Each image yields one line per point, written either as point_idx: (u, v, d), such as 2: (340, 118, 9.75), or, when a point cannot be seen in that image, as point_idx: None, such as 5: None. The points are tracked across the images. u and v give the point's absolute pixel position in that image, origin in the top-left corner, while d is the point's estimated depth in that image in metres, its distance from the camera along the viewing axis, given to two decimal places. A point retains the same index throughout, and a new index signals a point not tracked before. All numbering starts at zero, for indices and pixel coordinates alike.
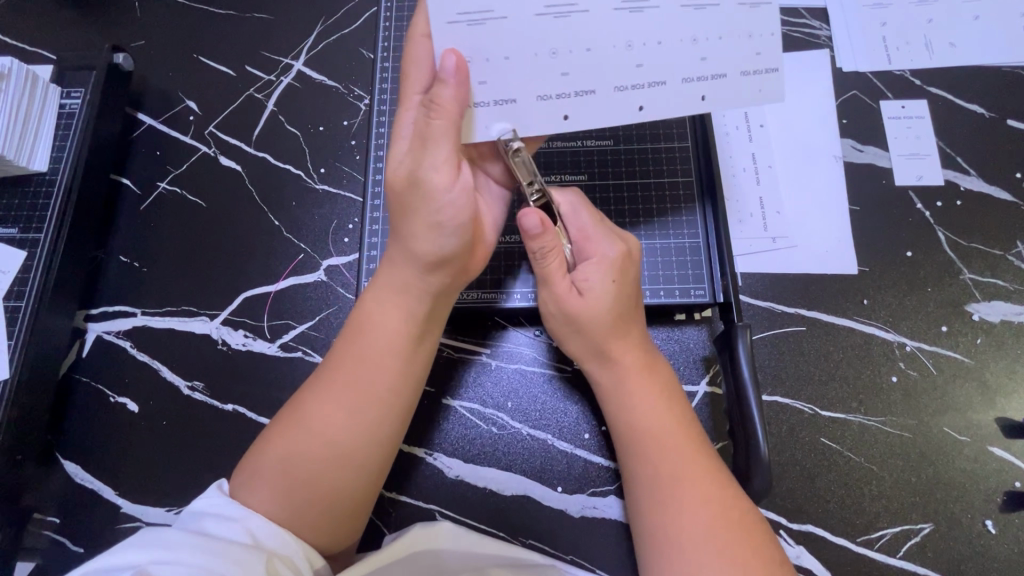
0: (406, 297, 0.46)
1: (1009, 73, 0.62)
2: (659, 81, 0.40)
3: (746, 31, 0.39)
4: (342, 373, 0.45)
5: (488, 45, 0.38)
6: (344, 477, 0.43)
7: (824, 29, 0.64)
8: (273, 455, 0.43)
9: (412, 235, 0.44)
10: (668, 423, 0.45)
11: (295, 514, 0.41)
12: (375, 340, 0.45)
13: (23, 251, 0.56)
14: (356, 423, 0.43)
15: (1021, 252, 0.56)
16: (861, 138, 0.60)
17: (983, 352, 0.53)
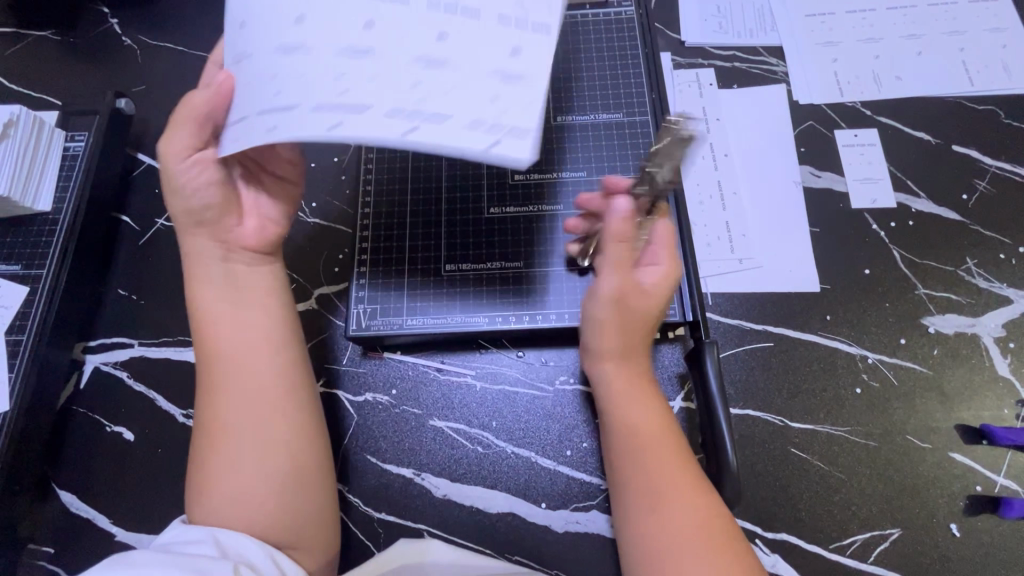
0: (229, 284, 0.50)
1: (952, 102, 0.67)
2: (443, 112, 0.37)
3: (491, 94, 0.38)
4: (222, 375, 0.47)
5: (283, 81, 0.40)
6: (269, 462, 0.45)
7: (781, 65, 0.69)
8: (203, 485, 0.45)
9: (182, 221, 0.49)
10: (653, 429, 0.46)
11: (278, 499, 0.45)
12: (223, 336, 0.48)
13: (26, 286, 0.59)
14: (256, 394, 0.47)
15: (971, 268, 0.60)
16: (818, 165, 0.64)
17: (940, 362, 0.56)
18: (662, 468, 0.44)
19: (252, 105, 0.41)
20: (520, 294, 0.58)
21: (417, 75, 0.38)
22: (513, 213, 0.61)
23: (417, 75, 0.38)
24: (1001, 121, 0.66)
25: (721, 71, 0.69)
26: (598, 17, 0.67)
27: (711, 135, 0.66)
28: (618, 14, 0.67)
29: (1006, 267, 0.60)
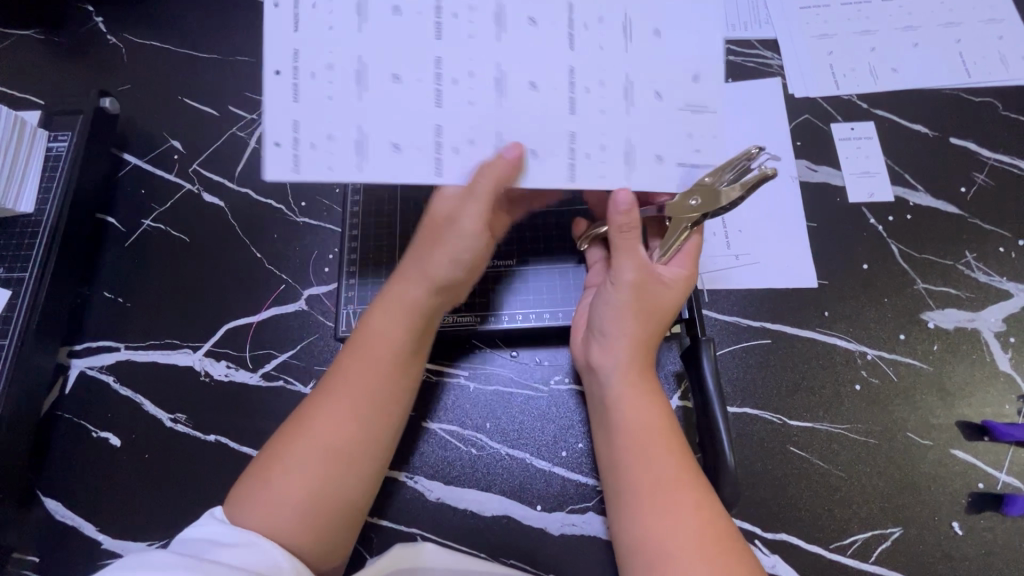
0: (406, 306, 0.48)
1: (949, 94, 0.66)
2: (402, 100, 0.42)
3: (467, 137, 0.42)
4: (349, 388, 0.46)
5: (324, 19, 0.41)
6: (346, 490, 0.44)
7: (776, 59, 0.68)
8: (283, 477, 0.43)
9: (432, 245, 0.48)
10: (652, 427, 0.45)
11: (309, 537, 0.42)
12: (376, 349, 0.47)
13: (7, 289, 0.57)
14: (362, 432, 0.45)
15: (970, 262, 0.59)
16: (815, 159, 0.64)
17: (940, 358, 0.55)
18: (659, 467, 0.43)
19: (298, 86, 0.41)
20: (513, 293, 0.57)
21: (411, 138, 0.42)
22: None
23: (423, 138, 0.42)
24: (999, 113, 0.65)
25: None
26: None
27: None
28: None
29: (1005, 261, 0.59)
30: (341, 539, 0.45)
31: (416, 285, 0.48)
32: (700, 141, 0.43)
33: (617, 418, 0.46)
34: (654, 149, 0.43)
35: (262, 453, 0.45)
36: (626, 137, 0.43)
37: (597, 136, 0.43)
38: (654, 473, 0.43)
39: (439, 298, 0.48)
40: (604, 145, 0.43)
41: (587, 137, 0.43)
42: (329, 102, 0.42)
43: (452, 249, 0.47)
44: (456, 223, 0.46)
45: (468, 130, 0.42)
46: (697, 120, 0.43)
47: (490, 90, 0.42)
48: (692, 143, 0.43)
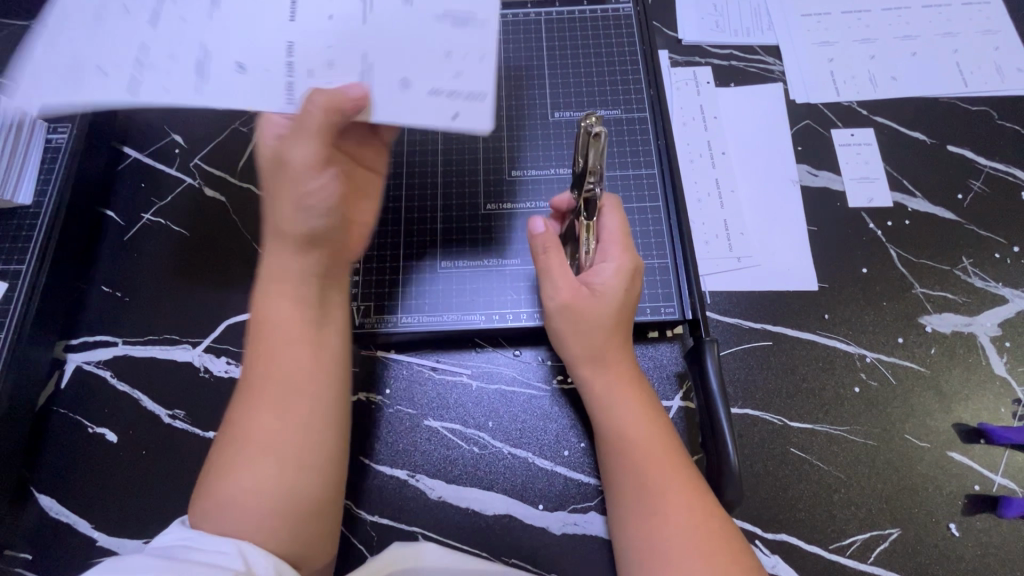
0: (295, 282, 0.47)
1: (947, 103, 0.67)
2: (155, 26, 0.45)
3: (195, 61, 0.44)
4: (263, 380, 0.45)
5: None
6: (293, 484, 0.43)
7: (778, 65, 0.69)
8: (223, 485, 0.42)
9: (284, 205, 0.46)
10: (645, 432, 0.47)
11: (267, 530, 0.41)
12: (271, 333, 0.46)
13: (4, 284, 0.56)
14: (287, 417, 0.44)
15: (966, 267, 0.60)
16: (816, 164, 0.64)
17: (937, 362, 0.56)
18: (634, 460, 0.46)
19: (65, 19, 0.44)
20: (517, 292, 0.58)
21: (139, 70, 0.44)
22: (509, 210, 0.61)
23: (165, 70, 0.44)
24: (995, 122, 0.66)
25: (718, 69, 0.69)
26: (595, 14, 0.69)
27: (709, 133, 0.66)
28: (616, 12, 0.69)
29: (1001, 267, 0.60)
30: (310, 533, 0.44)
31: (286, 252, 0.47)
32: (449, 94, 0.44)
33: (611, 424, 0.48)
34: (402, 75, 0.45)
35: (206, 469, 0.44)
36: (400, 78, 0.45)
37: (323, 59, 0.45)
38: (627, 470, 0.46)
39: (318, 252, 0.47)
40: (331, 65, 0.45)
41: (314, 60, 0.45)
42: (68, 47, 0.44)
43: (299, 194, 0.45)
44: (287, 165, 0.45)
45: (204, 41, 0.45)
46: (474, 65, 0.45)
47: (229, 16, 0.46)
48: (451, 68, 0.45)
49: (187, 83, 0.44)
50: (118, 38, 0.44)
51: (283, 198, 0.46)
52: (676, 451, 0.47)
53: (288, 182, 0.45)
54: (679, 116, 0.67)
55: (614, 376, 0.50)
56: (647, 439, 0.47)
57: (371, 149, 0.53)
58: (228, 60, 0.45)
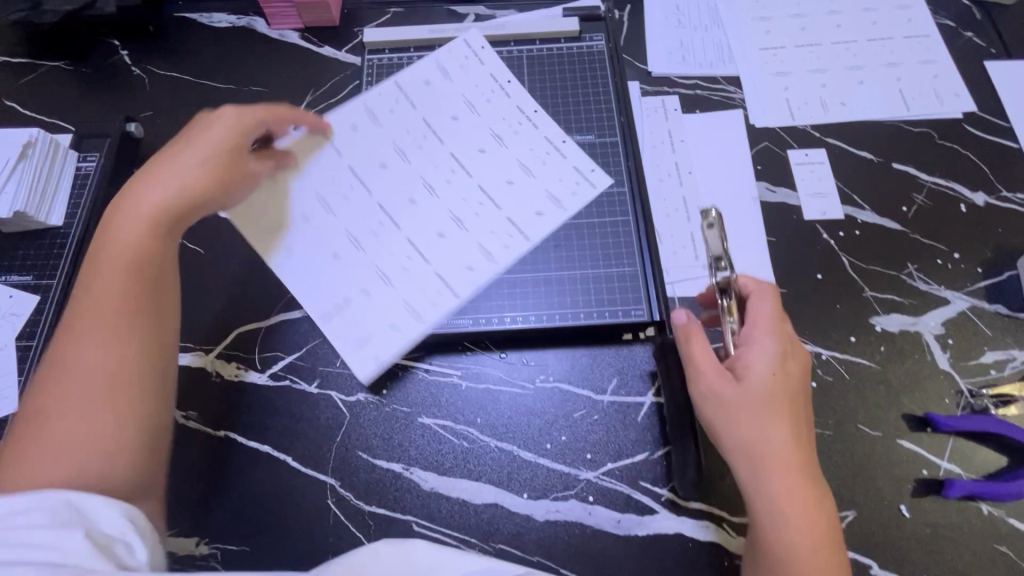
0: (117, 231, 0.52)
1: (891, 125, 0.74)
2: (472, 100, 0.71)
3: (421, 84, 0.71)
4: (102, 323, 0.48)
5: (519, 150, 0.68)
6: (112, 425, 0.45)
7: (739, 93, 0.77)
8: (52, 423, 0.44)
9: (173, 169, 0.56)
10: (813, 542, 0.46)
11: (93, 465, 0.43)
12: (115, 277, 0.50)
13: (37, 296, 0.63)
14: (123, 361, 0.47)
15: (911, 272, 0.66)
16: (774, 181, 0.71)
17: (887, 358, 0.62)
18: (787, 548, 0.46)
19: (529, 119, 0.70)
20: (503, 299, 0.64)
21: (429, 75, 0.71)
22: None
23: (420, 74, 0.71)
24: (935, 142, 0.73)
25: (684, 97, 0.77)
26: (571, 51, 0.76)
27: (676, 155, 0.73)
28: (590, 49, 0.77)
29: (944, 272, 0.66)
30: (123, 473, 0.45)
31: (127, 213, 0.53)
32: (270, 225, 0.62)
33: (772, 527, 0.47)
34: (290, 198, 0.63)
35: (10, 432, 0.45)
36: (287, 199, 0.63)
37: (320, 165, 0.66)
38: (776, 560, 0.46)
39: (139, 213, 0.53)
40: (323, 162, 0.66)
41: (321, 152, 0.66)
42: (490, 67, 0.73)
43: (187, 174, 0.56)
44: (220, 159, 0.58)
45: (441, 96, 0.71)
46: (305, 237, 0.62)
47: (460, 124, 0.69)
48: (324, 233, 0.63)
49: (390, 87, 0.70)
50: (464, 91, 0.71)
51: (186, 163, 0.57)
52: (839, 561, 0.47)
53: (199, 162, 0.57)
54: (650, 139, 0.74)
55: (784, 477, 0.48)
56: (822, 543, 0.46)
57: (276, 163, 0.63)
58: (371, 116, 0.69)
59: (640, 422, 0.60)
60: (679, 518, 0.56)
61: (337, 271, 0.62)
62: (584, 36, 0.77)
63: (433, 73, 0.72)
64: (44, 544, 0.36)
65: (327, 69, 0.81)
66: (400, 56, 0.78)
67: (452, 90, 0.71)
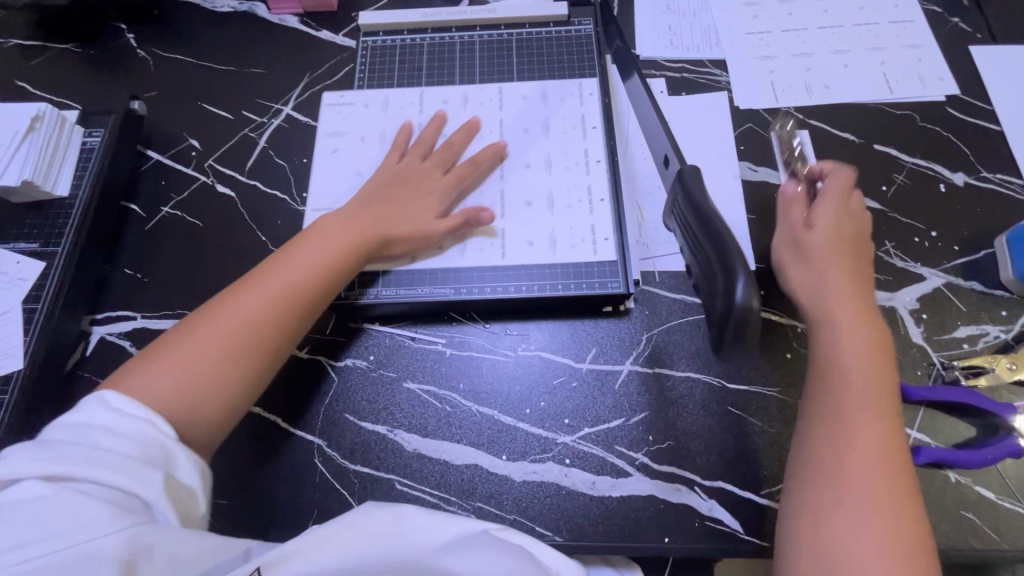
0: (343, 228, 0.62)
1: (873, 108, 0.75)
2: (546, 114, 0.74)
3: (521, 96, 0.75)
4: (253, 289, 0.57)
5: (557, 166, 0.70)
6: (228, 378, 0.54)
7: (724, 76, 0.78)
8: (173, 352, 0.53)
9: (418, 193, 0.67)
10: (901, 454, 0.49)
11: (186, 403, 0.51)
12: (296, 262, 0.59)
13: (43, 262, 0.66)
14: (261, 321, 0.56)
15: (889, 250, 0.67)
16: (756, 161, 0.72)
17: None
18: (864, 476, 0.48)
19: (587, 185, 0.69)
20: (489, 271, 0.66)
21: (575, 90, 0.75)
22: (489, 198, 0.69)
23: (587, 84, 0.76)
24: (917, 124, 0.74)
25: (670, 79, 0.78)
26: (560, 35, 0.79)
27: None
28: (578, 33, 0.79)
29: (921, 249, 0.67)
30: (213, 417, 0.53)
31: (346, 219, 0.63)
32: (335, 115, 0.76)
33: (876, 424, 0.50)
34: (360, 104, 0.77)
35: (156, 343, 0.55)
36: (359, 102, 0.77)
37: (399, 97, 0.77)
38: (842, 487, 0.48)
39: (354, 228, 0.62)
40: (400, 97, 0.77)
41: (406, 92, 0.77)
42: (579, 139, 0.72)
43: (415, 198, 0.66)
44: (408, 188, 0.67)
45: (523, 99, 0.75)
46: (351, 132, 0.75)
47: (519, 123, 0.73)
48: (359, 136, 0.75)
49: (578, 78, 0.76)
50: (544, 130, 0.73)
51: (406, 186, 0.67)
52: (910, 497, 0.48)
53: (392, 187, 0.67)
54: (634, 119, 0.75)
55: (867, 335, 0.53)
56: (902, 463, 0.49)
57: (419, 191, 0.67)
58: (473, 94, 0.76)
59: (617, 389, 0.62)
60: (651, 480, 0.58)
61: (342, 163, 0.73)
62: (573, 21, 0.80)
63: (537, 89, 0.76)
64: (136, 474, 0.44)
65: (324, 51, 0.83)
66: (393, 39, 0.81)
67: (530, 113, 0.74)
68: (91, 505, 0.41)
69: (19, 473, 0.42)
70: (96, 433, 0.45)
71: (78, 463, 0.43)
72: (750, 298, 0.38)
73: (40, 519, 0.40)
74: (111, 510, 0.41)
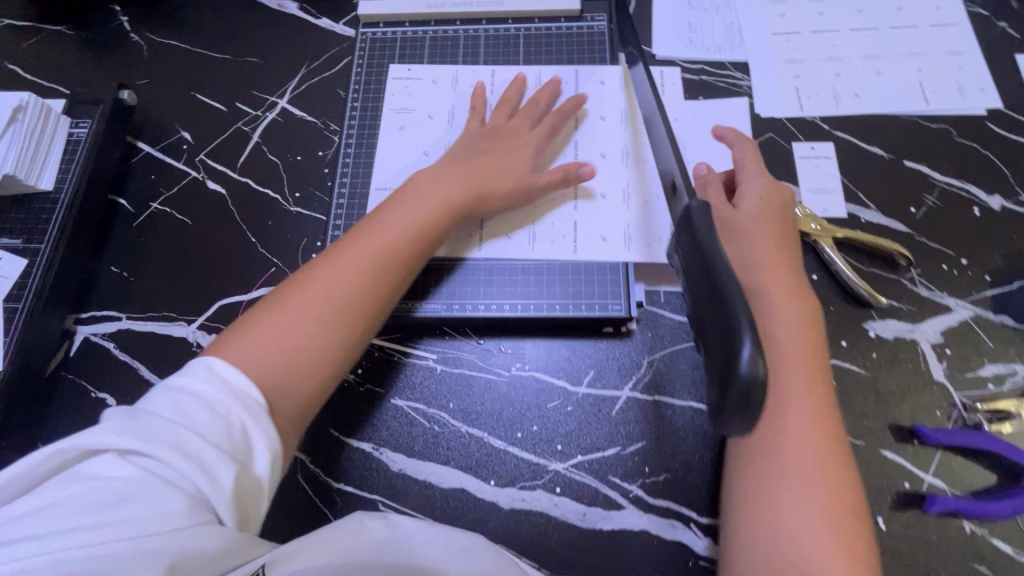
0: (445, 187, 0.60)
1: (906, 120, 0.70)
2: (620, 102, 0.70)
3: (596, 79, 0.71)
4: (355, 248, 0.55)
5: (635, 158, 0.67)
6: (335, 340, 0.51)
7: (745, 80, 0.73)
8: (277, 313, 0.50)
9: (513, 152, 0.64)
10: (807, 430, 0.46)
11: (293, 364, 0.49)
12: (398, 221, 0.57)
13: (25, 260, 0.64)
14: (366, 281, 0.53)
15: (914, 277, 0.62)
16: (774, 175, 0.68)
17: (878, 365, 0.59)
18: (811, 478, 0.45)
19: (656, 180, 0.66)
20: (485, 287, 0.63)
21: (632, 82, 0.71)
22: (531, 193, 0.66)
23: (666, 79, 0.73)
24: (953, 139, 0.69)
25: (687, 82, 0.73)
26: (571, 31, 0.74)
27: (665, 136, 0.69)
28: (591, 29, 0.74)
29: (949, 278, 0.62)
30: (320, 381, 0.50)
31: (445, 178, 0.61)
32: (405, 89, 0.73)
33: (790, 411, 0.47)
34: (430, 78, 0.74)
35: (258, 304, 0.53)
36: (429, 76, 0.74)
37: (468, 75, 0.73)
38: (783, 479, 0.45)
39: (456, 187, 0.60)
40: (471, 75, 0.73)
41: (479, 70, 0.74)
42: (641, 131, 0.69)
43: (510, 154, 0.64)
44: (501, 143, 0.65)
45: (598, 81, 0.71)
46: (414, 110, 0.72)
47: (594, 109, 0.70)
48: (427, 115, 0.72)
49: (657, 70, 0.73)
50: (620, 120, 0.69)
51: (499, 144, 0.65)
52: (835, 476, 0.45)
53: (487, 143, 0.65)
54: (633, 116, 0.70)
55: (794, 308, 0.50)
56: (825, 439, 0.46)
57: (515, 149, 0.65)
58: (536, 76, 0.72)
59: (613, 416, 0.59)
60: (644, 514, 0.55)
61: (407, 144, 0.70)
62: (586, 16, 0.75)
63: (615, 74, 0.72)
64: (212, 468, 0.40)
65: (323, 41, 0.79)
66: (395, 31, 0.77)
67: (603, 100, 0.70)
68: (166, 497, 0.38)
69: (103, 442, 0.40)
70: (187, 406, 0.42)
71: (160, 440, 0.40)
72: (757, 363, 0.34)
73: (117, 499, 0.37)
74: (181, 509, 0.38)
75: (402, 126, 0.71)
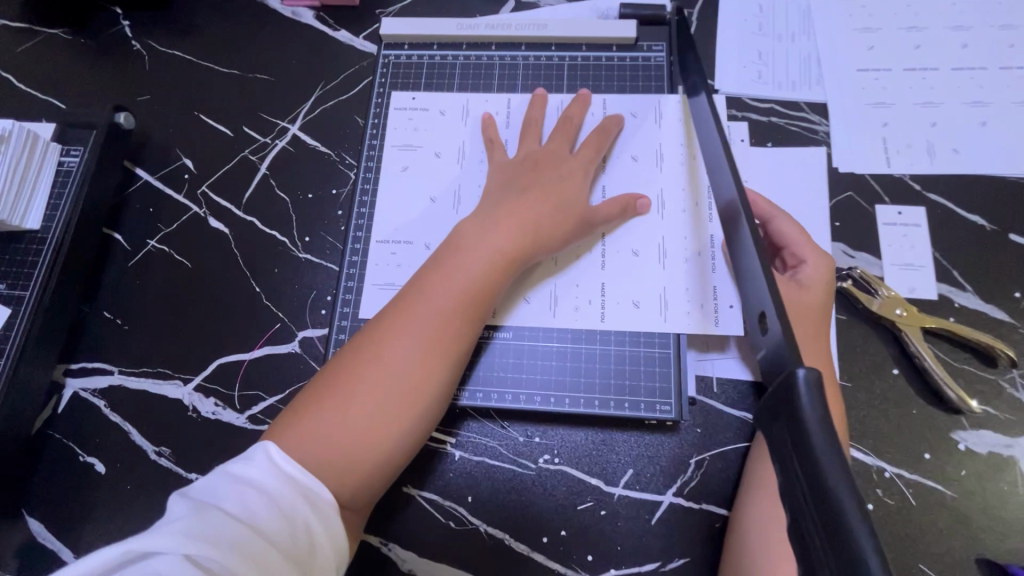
0: (508, 233, 0.53)
1: (1014, 184, 0.59)
2: (657, 137, 0.61)
3: (629, 110, 0.63)
4: (412, 315, 0.48)
5: (673, 204, 0.59)
6: (404, 423, 0.46)
7: (823, 125, 0.63)
8: (336, 399, 0.45)
9: (569, 184, 0.57)
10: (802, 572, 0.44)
11: (361, 457, 0.44)
12: (457, 278, 0.50)
13: (9, 307, 0.58)
14: (429, 352, 0.47)
15: (1016, 379, 0.53)
16: (853, 244, 0.59)
17: (968, 485, 0.51)
18: None
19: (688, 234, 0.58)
20: (513, 367, 0.56)
21: (671, 114, 0.62)
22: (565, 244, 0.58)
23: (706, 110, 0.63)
24: None
25: (755, 125, 0.63)
26: (622, 61, 0.65)
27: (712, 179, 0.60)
28: (646, 60, 0.65)
29: None
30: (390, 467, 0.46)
31: (503, 222, 0.53)
32: (416, 121, 0.65)
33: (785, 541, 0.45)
34: (439, 108, 0.66)
35: (309, 386, 0.47)
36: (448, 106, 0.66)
37: (485, 105, 0.65)
38: None
39: (516, 232, 0.53)
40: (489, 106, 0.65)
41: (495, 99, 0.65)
42: (677, 172, 0.60)
43: (567, 187, 0.57)
44: (555, 172, 0.57)
45: (631, 113, 0.63)
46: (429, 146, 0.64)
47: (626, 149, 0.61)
48: (433, 152, 0.64)
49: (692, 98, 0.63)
50: (652, 160, 0.61)
51: (554, 173, 0.57)
52: None
53: (540, 173, 0.57)
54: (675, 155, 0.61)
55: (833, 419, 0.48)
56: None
57: (570, 178, 0.57)
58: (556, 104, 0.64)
59: (652, 526, 0.51)
60: None
61: (417, 185, 0.63)
62: (641, 44, 0.66)
63: (649, 103, 0.63)
64: None
65: (340, 58, 0.71)
66: (422, 53, 0.68)
67: (637, 136, 0.62)
68: None
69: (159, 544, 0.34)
70: (253, 503, 0.37)
71: (229, 545, 0.35)
72: None
73: None
74: None
75: (406, 164, 0.64)
